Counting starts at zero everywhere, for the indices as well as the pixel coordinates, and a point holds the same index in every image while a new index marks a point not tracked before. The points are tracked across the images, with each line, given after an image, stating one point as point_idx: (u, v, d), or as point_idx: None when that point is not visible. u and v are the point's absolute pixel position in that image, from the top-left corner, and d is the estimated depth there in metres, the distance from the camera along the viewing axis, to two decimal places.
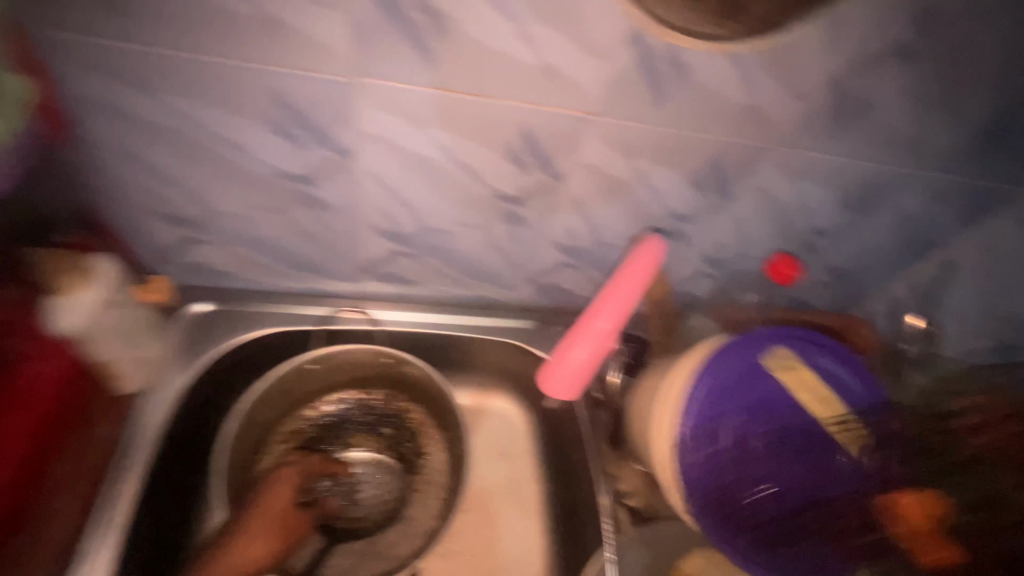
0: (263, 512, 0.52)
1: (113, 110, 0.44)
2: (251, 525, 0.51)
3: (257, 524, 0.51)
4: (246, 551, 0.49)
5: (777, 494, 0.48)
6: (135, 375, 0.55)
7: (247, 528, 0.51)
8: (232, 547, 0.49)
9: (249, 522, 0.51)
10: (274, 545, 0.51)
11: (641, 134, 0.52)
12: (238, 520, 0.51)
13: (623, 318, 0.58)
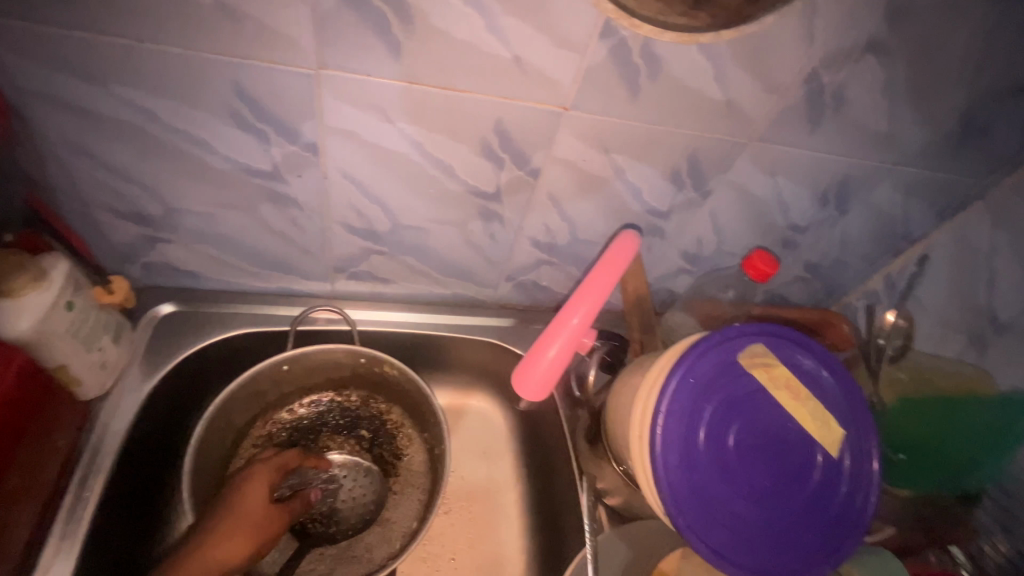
0: (235, 513, 0.49)
1: (59, 102, 0.42)
2: (222, 526, 0.48)
3: (230, 525, 0.49)
4: (219, 552, 0.47)
5: (764, 501, 0.44)
6: (93, 382, 0.51)
7: (219, 529, 0.48)
8: (204, 547, 0.47)
9: (219, 523, 0.48)
10: (250, 545, 0.49)
11: (616, 129, 0.51)
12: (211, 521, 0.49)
13: (594, 313, 0.57)
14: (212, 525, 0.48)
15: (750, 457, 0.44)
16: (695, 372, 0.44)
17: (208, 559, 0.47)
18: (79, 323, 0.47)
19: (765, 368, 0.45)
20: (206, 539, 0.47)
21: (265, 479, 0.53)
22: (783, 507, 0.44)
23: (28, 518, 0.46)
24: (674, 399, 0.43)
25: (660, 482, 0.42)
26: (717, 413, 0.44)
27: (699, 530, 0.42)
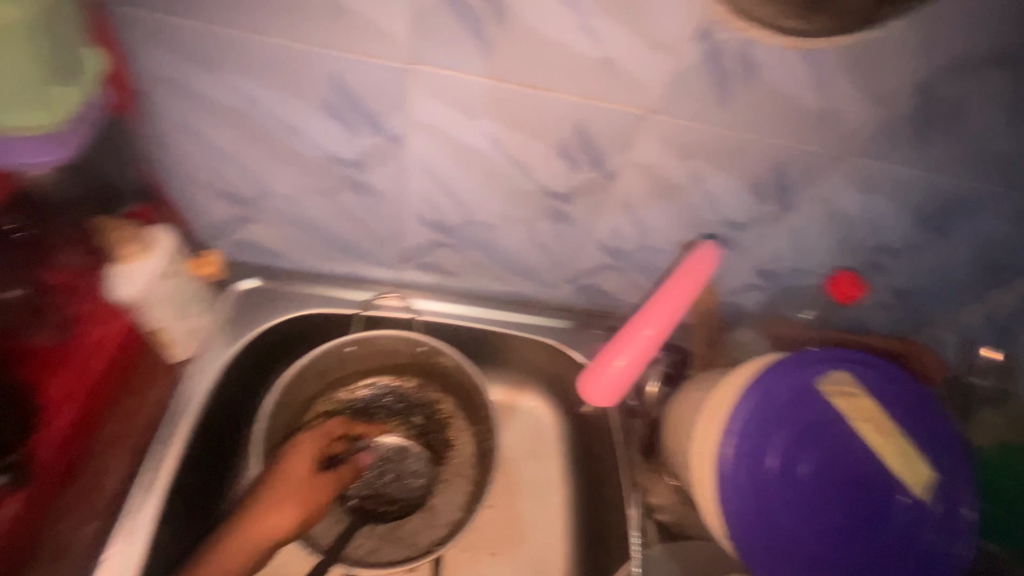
0: (279, 483, 0.52)
1: (178, 87, 0.45)
2: (270, 496, 0.52)
3: (277, 497, 0.52)
4: (269, 523, 0.51)
5: (837, 536, 0.41)
6: (185, 344, 0.55)
7: (268, 500, 0.51)
8: (252, 518, 0.50)
9: (268, 493, 0.52)
10: (296, 516, 0.52)
11: (701, 135, 0.49)
12: (261, 492, 0.52)
13: (669, 325, 0.55)
14: (262, 494, 0.52)
15: (824, 490, 0.41)
16: (770, 396, 0.42)
17: (259, 526, 0.50)
18: (178, 291, 0.51)
19: (847, 398, 0.42)
20: (257, 508, 0.51)
21: (308, 451, 0.55)
22: (859, 546, 0.41)
23: (121, 463, 0.50)
24: (744, 420, 0.41)
25: (723, 504, 0.40)
26: (791, 440, 0.41)
27: (764, 559, 0.40)
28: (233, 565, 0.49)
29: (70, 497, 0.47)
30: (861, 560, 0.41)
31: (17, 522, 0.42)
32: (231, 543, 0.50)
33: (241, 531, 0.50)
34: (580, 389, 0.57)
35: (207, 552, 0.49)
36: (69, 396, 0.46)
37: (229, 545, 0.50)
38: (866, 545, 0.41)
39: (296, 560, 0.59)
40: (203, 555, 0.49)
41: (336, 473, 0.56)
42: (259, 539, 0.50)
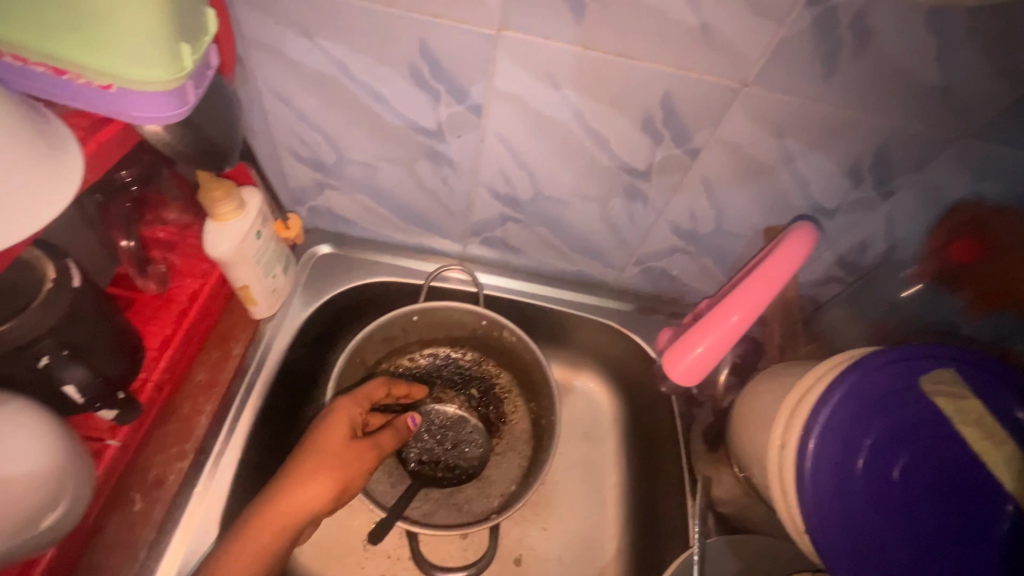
0: (313, 452, 0.47)
1: (273, 51, 0.46)
2: (304, 466, 0.46)
3: (310, 467, 0.46)
4: (303, 495, 0.45)
5: (928, 543, 0.38)
6: (266, 304, 0.58)
7: (300, 471, 0.46)
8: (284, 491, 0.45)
9: (301, 463, 0.46)
10: (331, 488, 0.46)
11: (798, 112, 0.46)
12: (293, 463, 0.47)
13: (756, 312, 0.51)
14: (295, 465, 0.47)
15: (917, 493, 0.39)
16: (863, 391, 0.39)
17: (290, 501, 0.45)
18: (263, 251, 0.53)
19: (952, 399, 0.39)
20: (290, 479, 0.46)
21: (344, 415, 0.50)
22: (957, 555, 0.38)
23: (208, 409, 0.53)
24: (836, 413, 0.39)
25: (804, 496, 0.39)
26: (883, 440, 0.39)
27: (845, 557, 0.38)
28: (264, 545, 0.44)
29: (164, 435, 0.51)
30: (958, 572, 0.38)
31: (121, 452, 0.45)
32: (258, 523, 0.44)
33: (269, 508, 0.44)
34: (665, 365, 0.56)
35: (233, 533, 0.44)
36: (167, 342, 0.49)
37: (257, 526, 0.44)
38: (964, 557, 0.38)
39: (359, 515, 0.61)
40: (230, 535, 0.44)
41: (375, 441, 0.51)
42: (289, 516, 0.45)
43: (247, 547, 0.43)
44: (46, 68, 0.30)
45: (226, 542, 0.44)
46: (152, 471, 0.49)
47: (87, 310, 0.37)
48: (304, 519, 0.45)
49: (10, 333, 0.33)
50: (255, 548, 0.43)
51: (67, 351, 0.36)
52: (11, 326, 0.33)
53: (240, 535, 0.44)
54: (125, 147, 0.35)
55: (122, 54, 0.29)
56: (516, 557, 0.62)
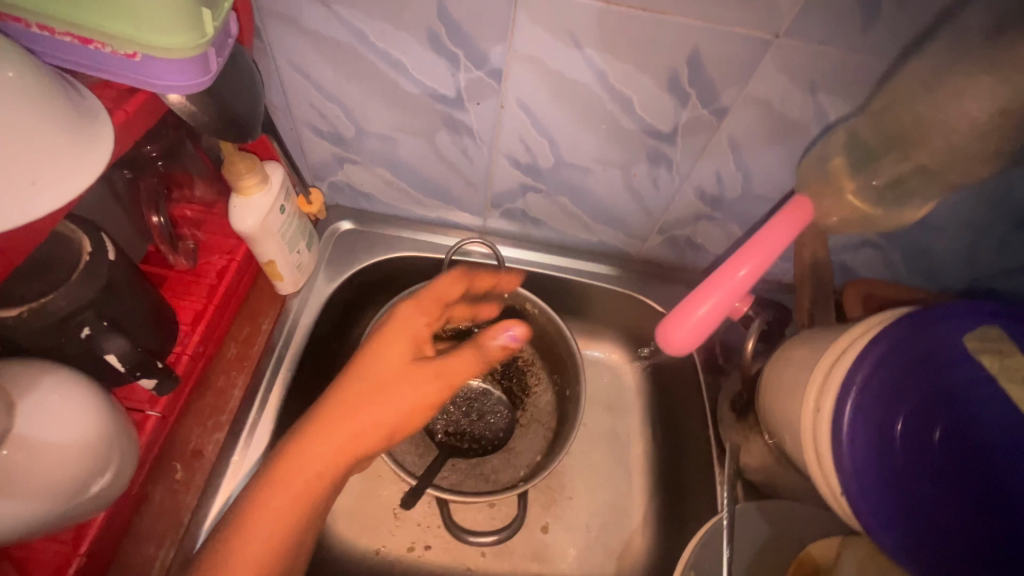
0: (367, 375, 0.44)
1: (290, 22, 0.46)
2: (356, 390, 0.44)
3: (361, 392, 0.44)
4: (357, 422, 0.43)
5: (973, 506, 0.37)
6: (291, 280, 0.58)
7: (352, 396, 0.44)
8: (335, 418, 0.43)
9: (356, 385, 0.44)
10: (388, 415, 0.44)
11: (834, 64, 0.44)
12: (345, 386, 0.44)
13: (764, 265, 0.50)
14: (349, 387, 0.44)
15: (961, 457, 0.37)
16: (902, 350, 0.38)
17: (341, 426, 0.43)
18: (288, 227, 0.54)
19: (995, 357, 0.38)
20: (345, 403, 0.44)
21: (402, 335, 0.47)
22: (1009, 519, 0.36)
23: (241, 383, 0.55)
24: (873, 374, 0.38)
25: (841, 461, 0.38)
26: (922, 403, 0.38)
27: (884, 521, 0.38)
28: (317, 472, 0.42)
29: (198, 408, 0.52)
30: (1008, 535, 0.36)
31: (162, 422, 0.46)
32: (307, 445, 0.42)
33: (318, 432, 0.43)
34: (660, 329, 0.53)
35: (281, 450, 0.43)
36: (199, 316, 0.50)
37: (306, 447, 0.42)
38: (1012, 519, 0.36)
39: (389, 485, 0.63)
40: (278, 454, 0.43)
41: (441, 368, 0.46)
42: (338, 443, 0.43)
43: (292, 470, 0.42)
44: (73, 38, 0.30)
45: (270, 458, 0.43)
46: (191, 443, 0.51)
47: (123, 282, 0.38)
48: (361, 444, 0.43)
49: (54, 303, 0.34)
50: (305, 470, 0.42)
51: (106, 322, 0.37)
52: (57, 296, 0.34)
53: (288, 457, 0.42)
54: (152, 120, 0.36)
55: (137, 18, 0.29)
56: (543, 524, 0.63)
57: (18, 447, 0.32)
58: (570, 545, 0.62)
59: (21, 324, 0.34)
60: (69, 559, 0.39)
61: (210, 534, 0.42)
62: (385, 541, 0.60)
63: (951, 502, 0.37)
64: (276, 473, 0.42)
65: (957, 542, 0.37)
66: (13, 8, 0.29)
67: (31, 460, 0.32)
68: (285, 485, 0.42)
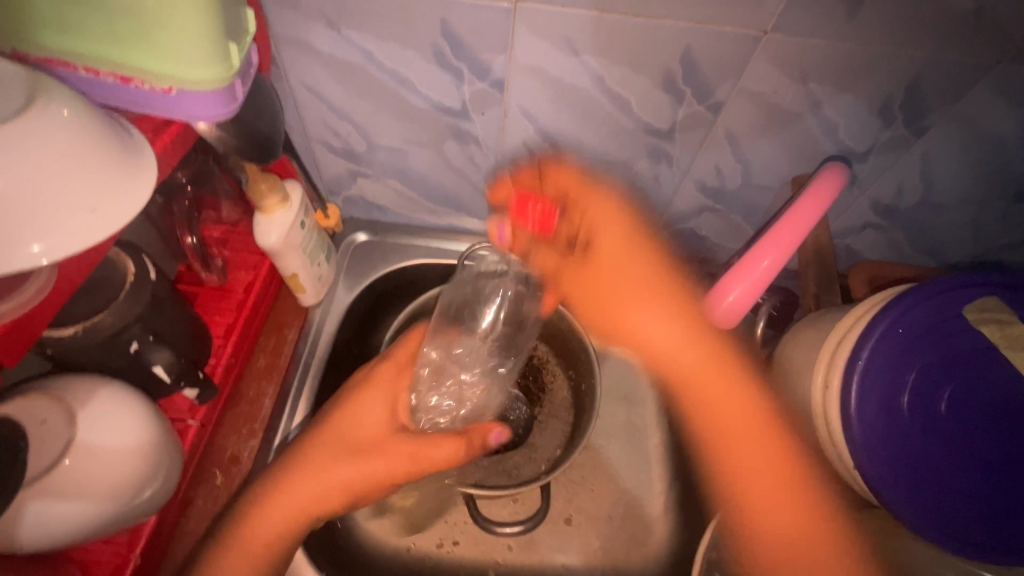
0: (343, 439, 0.49)
1: (304, 47, 0.49)
2: (328, 452, 0.48)
3: (331, 451, 0.48)
4: (319, 485, 0.47)
5: (967, 468, 0.39)
6: (313, 291, 0.61)
7: (321, 454, 0.48)
8: (301, 475, 0.47)
9: (332, 446, 0.49)
10: (355, 480, 0.48)
11: (822, 55, 0.45)
12: (313, 443, 0.49)
13: (790, 252, 0.50)
14: (322, 449, 0.49)
15: (967, 421, 0.39)
16: (907, 323, 0.39)
17: (303, 492, 0.47)
18: (308, 240, 0.56)
19: (997, 326, 0.39)
20: (315, 463, 0.48)
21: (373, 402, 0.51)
22: (1000, 477, 0.39)
23: (271, 391, 0.58)
24: (878, 349, 0.39)
25: (852, 435, 0.40)
26: (926, 373, 0.39)
27: (893, 488, 0.39)
28: (278, 530, 0.46)
29: (232, 416, 0.55)
30: (992, 492, 0.39)
31: (200, 431, 0.49)
32: (272, 502, 0.47)
33: (280, 493, 0.47)
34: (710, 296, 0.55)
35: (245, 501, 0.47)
36: (230, 329, 0.53)
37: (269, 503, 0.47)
38: (1001, 477, 0.39)
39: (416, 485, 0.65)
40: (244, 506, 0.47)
41: (412, 451, 0.49)
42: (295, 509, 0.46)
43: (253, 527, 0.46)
44: (116, 77, 0.33)
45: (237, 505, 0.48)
46: (228, 450, 0.53)
47: (166, 299, 0.41)
48: (323, 505, 0.48)
49: (104, 321, 0.37)
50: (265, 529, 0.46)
51: (152, 336, 0.40)
52: (106, 314, 0.37)
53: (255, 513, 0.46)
54: (186, 146, 0.39)
55: (171, 53, 0.31)
56: (567, 517, 0.64)
57: (79, 455, 0.35)
58: (594, 535, 0.63)
59: (76, 340, 0.37)
60: (125, 560, 0.42)
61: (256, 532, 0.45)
62: (415, 539, 0.62)
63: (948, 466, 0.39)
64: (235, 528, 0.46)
65: (953, 500, 0.39)
66: (63, 54, 0.32)
67: (91, 466, 0.35)
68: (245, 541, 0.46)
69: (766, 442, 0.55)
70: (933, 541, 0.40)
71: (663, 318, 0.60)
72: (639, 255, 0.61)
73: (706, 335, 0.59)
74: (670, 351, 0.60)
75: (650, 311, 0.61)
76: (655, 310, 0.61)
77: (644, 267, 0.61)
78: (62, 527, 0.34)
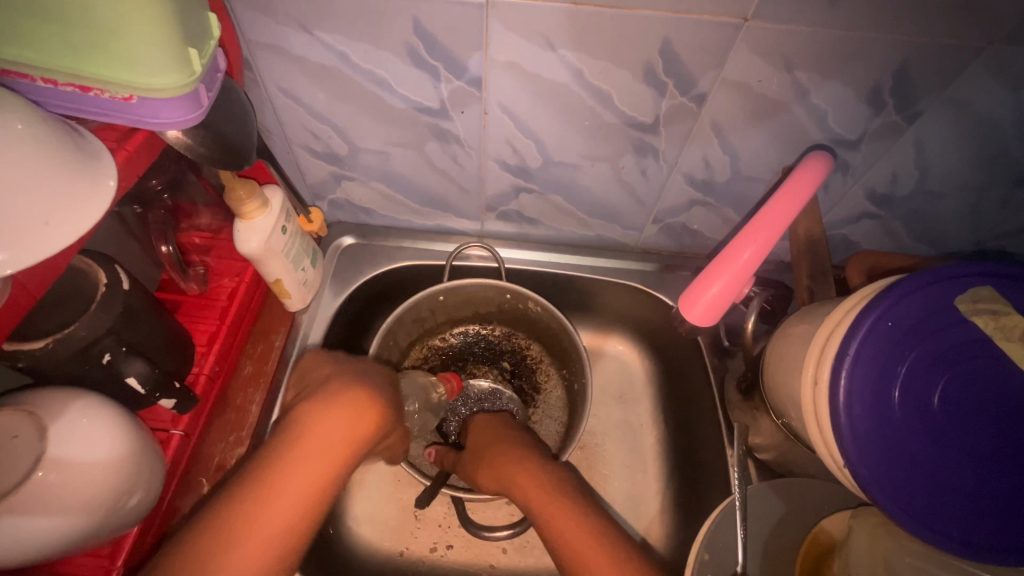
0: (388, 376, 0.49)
1: (278, 51, 0.48)
2: (382, 379, 0.47)
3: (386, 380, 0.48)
4: (388, 402, 0.45)
5: (961, 463, 0.38)
6: (298, 296, 0.61)
7: (378, 378, 0.47)
8: (371, 388, 0.44)
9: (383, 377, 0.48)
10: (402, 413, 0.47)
11: (806, 41, 0.44)
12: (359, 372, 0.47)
13: (769, 245, 0.50)
14: (375, 375, 0.47)
15: (966, 418, 0.37)
16: (896, 315, 0.38)
17: (381, 417, 0.43)
18: (291, 245, 0.56)
19: (992, 317, 0.37)
20: (374, 381, 0.46)
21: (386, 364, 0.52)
22: (995, 472, 0.38)
23: (259, 398, 0.58)
24: (866, 343, 0.38)
25: (840, 432, 0.38)
26: (918, 368, 0.38)
27: (886, 486, 0.38)
28: (353, 440, 0.40)
29: (218, 425, 0.55)
30: (985, 490, 0.38)
31: (184, 439, 0.49)
32: (354, 426, 0.41)
33: (364, 416, 0.42)
34: (690, 292, 0.53)
35: (311, 427, 0.40)
36: (214, 336, 0.53)
37: (353, 426, 0.41)
38: (994, 473, 0.38)
39: (409, 489, 0.64)
40: (304, 424, 0.40)
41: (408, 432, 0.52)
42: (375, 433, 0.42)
43: (335, 453, 0.39)
44: (74, 87, 0.32)
45: (297, 430, 0.39)
46: (215, 458, 0.53)
47: (139, 309, 0.41)
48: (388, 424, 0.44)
49: (77, 332, 0.37)
50: (345, 455, 0.40)
51: (126, 346, 0.40)
52: (79, 326, 0.37)
53: (323, 427, 0.40)
54: (153, 155, 0.38)
55: (125, 60, 0.31)
56: None
57: (52, 468, 0.34)
58: None
59: (47, 354, 0.36)
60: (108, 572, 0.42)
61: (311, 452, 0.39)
62: (409, 543, 0.62)
63: (942, 463, 0.38)
64: (302, 438, 0.39)
65: (946, 498, 0.38)
66: (19, 65, 0.31)
67: (64, 479, 0.35)
68: (323, 471, 0.39)
69: (598, 562, 0.43)
70: (928, 540, 0.38)
71: (499, 449, 0.54)
72: (495, 426, 0.58)
73: (525, 449, 0.54)
74: (501, 475, 0.52)
75: (489, 444, 0.55)
76: (495, 443, 0.55)
77: (496, 429, 0.58)
78: (32, 543, 0.34)
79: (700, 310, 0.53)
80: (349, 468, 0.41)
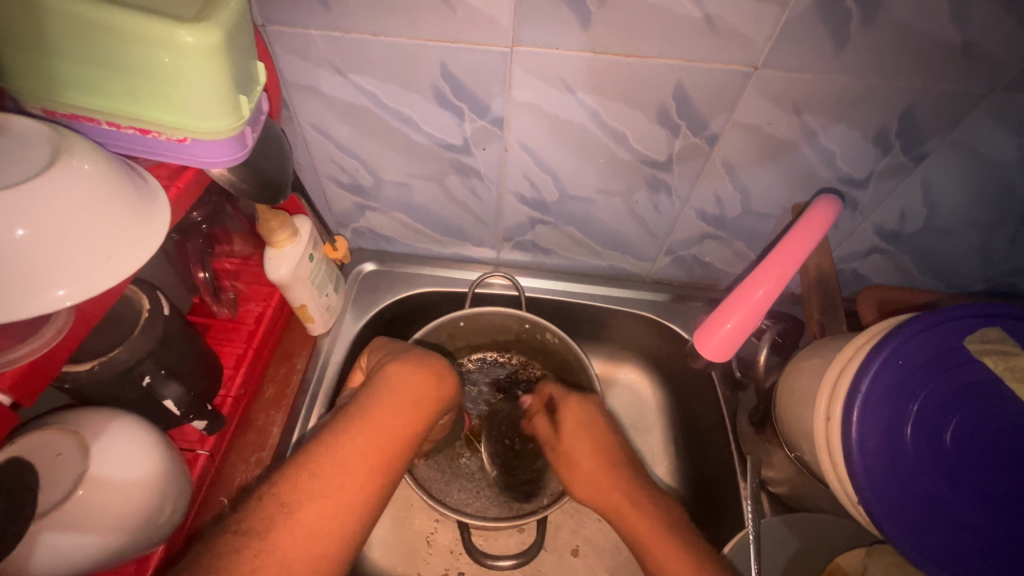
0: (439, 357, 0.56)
1: (312, 91, 0.51)
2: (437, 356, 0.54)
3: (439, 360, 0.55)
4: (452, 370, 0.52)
5: (970, 500, 0.38)
6: (320, 321, 0.63)
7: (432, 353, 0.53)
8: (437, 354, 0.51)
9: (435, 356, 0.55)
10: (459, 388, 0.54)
11: (814, 88, 0.46)
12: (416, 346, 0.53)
13: (781, 284, 0.51)
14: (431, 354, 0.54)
15: (974, 456, 0.38)
16: (906, 353, 0.39)
17: (450, 382, 0.49)
18: (316, 273, 0.58)
19: (1001, 358, 0.38)
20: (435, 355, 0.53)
21: None
22: (1003, 510, 0.38)
23: (280, 420, 0.59)
24: (877, 379, 0.39)
25: (853, 469, 0.39)
26: (929, 405, 0.39)
27: (899, 521, 0.39)
28: (429, 388, 0.47)
29: (240, 446, 0.56)
30: (996, 529, 0.38)
31: (209, 460, 0.50)
32: (438, 386, 0.48)
33: (444, 379, 0.48)
34: (705, 327, 0.55)
35: (399, 383, 0.46)
36: (241, 359, 0.55)
37: (437, 384, 0.47)
38: (1004, 512, 0.38)
39: (420, 514, 0.65)
40: (384, 380, 0.46)
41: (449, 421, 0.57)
42: (451, 393, 0.49)
43: (423, 405, 0.45)
44: (135, 130, 0.35)
45: (389, 384, 0.45)
46: (236, 479, 0.54)
47: (177, 334, 0.43)
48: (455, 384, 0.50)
49: (119, 356, 0.39)
50: (430, 408, 0.46)
51: (164, 370, 0.42)
52: (121, 350, 0.39)
53: (404, 378, 0.46)
54: (198, 190, 0.41)
55: (182, 115, 0.34)
56: (573, 548, 0.64)
57: (92, 487, 0.36)
58: (601, 567, 0.63)
59: (92, 375, 0.39)
60: None
61: (394, 394, 0.45)
62: (419, 570, 0.62)
63: (953, 499, 0.39)
64: (388, 390, 0.45)
65: (959, 535, 0.38)
66: (86, 110, 0.34)
67: (102, 497, 0.36)
68: (414, 418, 0.44)
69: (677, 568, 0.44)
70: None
71: (592, 453, 0.52)
72: (593, 433, 0.53)
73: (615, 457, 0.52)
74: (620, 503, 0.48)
75: (581, 448, 0.52)
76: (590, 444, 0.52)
77: (594, 438, 0.53)
78: (70, 561, 0.35)
79: (715, 345, 0.55)
80: (429, 422, 0.46)
